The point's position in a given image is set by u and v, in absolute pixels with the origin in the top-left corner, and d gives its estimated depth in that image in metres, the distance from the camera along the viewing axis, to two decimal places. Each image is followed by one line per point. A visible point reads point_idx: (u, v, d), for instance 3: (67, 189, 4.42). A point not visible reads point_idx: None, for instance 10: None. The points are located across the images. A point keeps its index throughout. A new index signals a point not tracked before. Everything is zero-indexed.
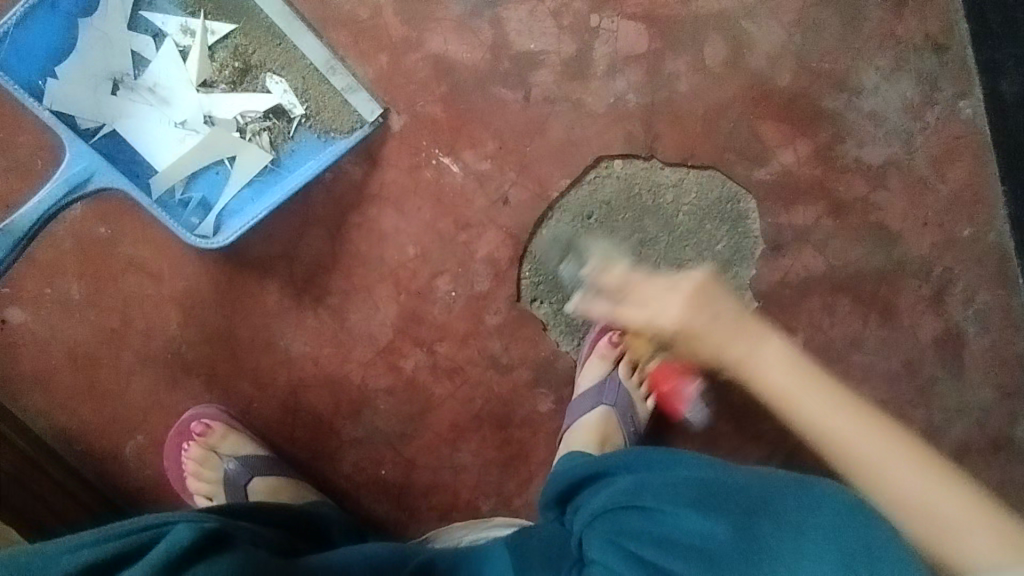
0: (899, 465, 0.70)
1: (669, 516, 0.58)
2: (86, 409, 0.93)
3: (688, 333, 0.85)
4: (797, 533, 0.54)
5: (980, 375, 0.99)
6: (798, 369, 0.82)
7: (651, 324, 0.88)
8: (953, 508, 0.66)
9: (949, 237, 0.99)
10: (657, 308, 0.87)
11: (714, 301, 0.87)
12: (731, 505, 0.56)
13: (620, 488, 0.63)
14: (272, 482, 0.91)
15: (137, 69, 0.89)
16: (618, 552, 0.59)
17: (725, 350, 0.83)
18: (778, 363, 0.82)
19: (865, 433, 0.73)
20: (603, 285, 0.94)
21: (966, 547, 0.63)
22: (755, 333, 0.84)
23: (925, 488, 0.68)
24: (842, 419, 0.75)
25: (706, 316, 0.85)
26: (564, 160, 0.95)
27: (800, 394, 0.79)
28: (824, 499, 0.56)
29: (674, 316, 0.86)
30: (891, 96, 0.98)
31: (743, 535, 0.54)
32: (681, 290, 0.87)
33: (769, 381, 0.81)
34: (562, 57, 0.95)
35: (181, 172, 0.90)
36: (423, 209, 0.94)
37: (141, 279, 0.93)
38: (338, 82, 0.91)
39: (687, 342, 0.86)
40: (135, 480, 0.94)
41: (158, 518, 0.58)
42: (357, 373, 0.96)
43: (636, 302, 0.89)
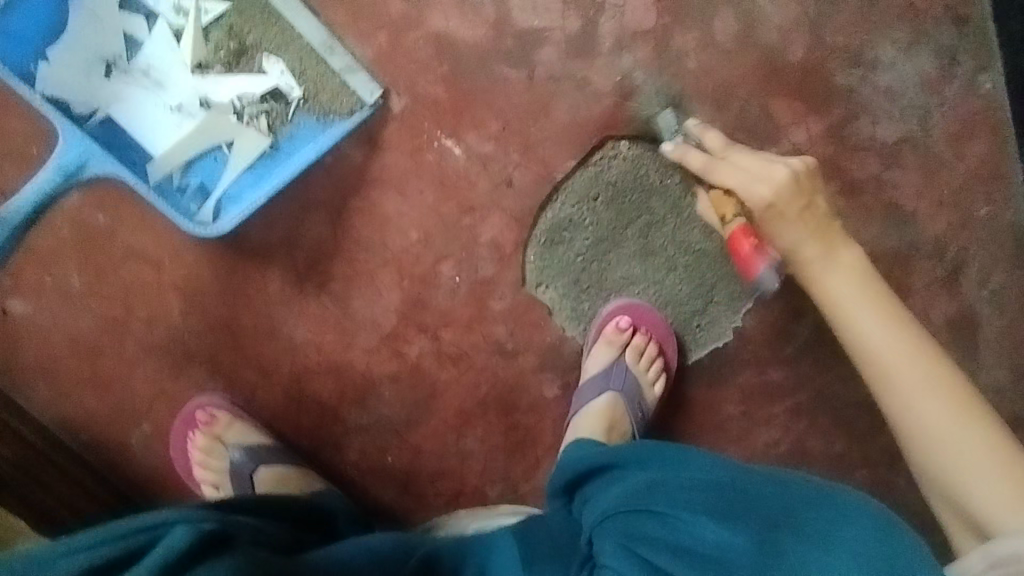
0: (933, 401, 0.72)
1: (686, 524, 0.56)
2: (90, 398, 0.93)
3: (777, 207, 0.79)
4: (820, 546, 0.54)
5: (995, 357, 0.97)
6: (870, 295, 0.78)
7: (741, 188, 0.81)
8: (976, 452, 0.69)
9: (965, 216, 0.96)
10: (743, 178, 0.81)
11: (807, 204, 0.79)
12: (753, 517, 0.56)
13: (634, 488, 0.62)
14: (277, 472, 0.90)
15: (131, 52, 0.87)
16: (632, 559, 0.57)
17: (791, 258, 0.81)
18: (848, 290, 0.79)
19: (913, 363, 0.74)
20: (693, 147, 0.87)
21: (968, 480, 0.69)
22: (835, 242, 0.80)
23: (955, 425, 0.71)
24: (908, 351, 0.75)
25: (798, 202, 0.79)
26: (569, 141, 0.93)
27: (882, 334, 0.76)
28: (848, 514, 0.56)
29: (767, 190, 0.79)
30: (907, 71, 0.95)
31: (766, 547, 0.54)
32: (783, 164, 0.81)
33: (831, 293, 0.79)
34: (567, 33, 0.92)
35: (179, 158, 0.88)
36: (425, 193, 0.92)
37: (141, 267, 0.91)
38: (337, 62, 0.88)
39: (767, 220, 0.80)
40: (141, 469, 0.94)
41: (158, 517, 0.57)
42: (361, 360, 0.95)
43: (730, 168, 0.83)
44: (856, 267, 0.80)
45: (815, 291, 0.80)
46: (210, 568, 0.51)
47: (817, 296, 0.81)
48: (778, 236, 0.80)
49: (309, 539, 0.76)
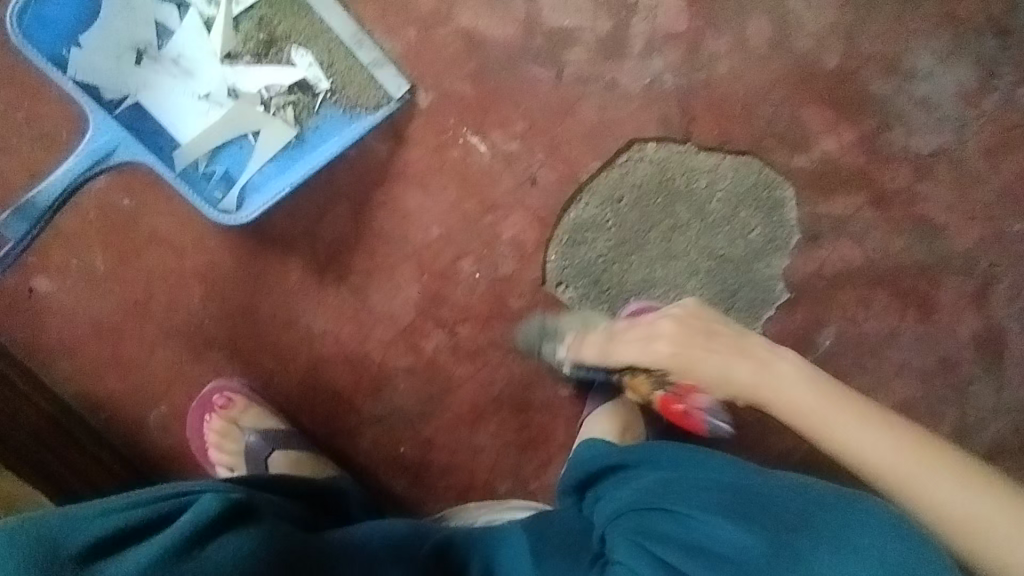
0: (931, 479, 0.59)
1: (699, 522, 0.55)
2: (112, 379, 0.94)
3: (682, 368, 0.78)
4: (836, 549, 0.51)
5: (1019, 377, 0.95)
6: (821, 389, 0.68)
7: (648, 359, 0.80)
8: (964, 504, 0.58)
9: (996, 232, 0.94)
10: (641, 350, 0.81)
11: (705, 337, 0.77)
12: (766, 518, 0.53)
13: (647, 488, 0.61)
14: (292, 456, 0.91)
15: (161, 39, 0.87)
16: (643, 556, 0.56)
17: (729, 391, 0.76)
18: (794, 394, 0.69)
19: (895, 446, 0.61)
20: (587, 335, 0.89)
21: (985, 537, 0.57)
22: (751, 349, 0.75)
23: (948, 491, 0.58)
24: (874, 438, 0.62)
25: (697, 346, 0.77)
26: (595, 142, 0.92)
27: (841, 429, 0.64)
28: (868, 520, 0.51)
29: (665, 347, 0.79)
30: (945, 81, 0.92)
31: (779, 549, 0.51)
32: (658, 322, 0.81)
33: (778, 395, 0.71)
34: (597, 33, 0.91)
35: (205, 145, 0.88)
36: (448, 188, 0.92)
37: (165, 252, 0.92)
38: (364, 56, 0.89)
39: (681, 373, 0.78)
40: (159, 450, 0.95)
41: (188, 486, 0.58)
42: (377, 352, 0.95)
43: (634, 341, 0.82)
44: (797, 368, 0.72)
45: (761, 401, 0.72)
46: (235, 541, 0.52)
47: (767, 407, 0.72)
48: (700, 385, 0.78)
49: (326, 521, 0.76)
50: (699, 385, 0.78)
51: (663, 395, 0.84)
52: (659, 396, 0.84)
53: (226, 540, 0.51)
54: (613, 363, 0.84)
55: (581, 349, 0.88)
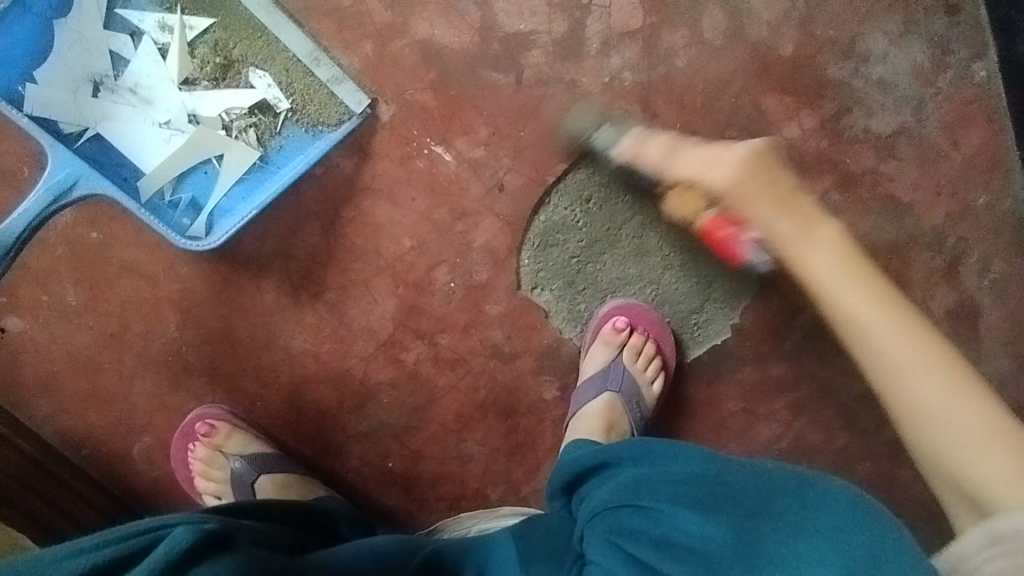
0: (923, 376, 0.59)
1: (667, 516, 0.56)
2: (91, 414, 0.93)
3: (733, 194, 0.72)
4: (796, 532, 0.52)
5: (995, 346, 0.96)
6: (852, 262, 0.67)
7: (705, 175, 0.77)
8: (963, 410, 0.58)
9: (962, 205, 0.95)
10: (704, 166, 0.78)
11: (769, 179, 0.72)
12: (730, 507, 0.54)
13: (620, 485, 0.61)
14: (279, 479, 0.91)
15: (118, 70, 0.87)
16: (616, 554, 0.57)
17: (771, 240, 0.70)
18: (857, 298, 0.65)
19: (886, 318, 0.63)
20: (643, 156, 0.86)
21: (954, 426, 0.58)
22: (807, 214, 0.70)
23: (939, 390, 0.59)
24: (894, 329, 0.62)
25: (761, 179, 0.72)
26: (560, 143, 0.92)
27: (844, 287, 0.66)
28: (826, 504, 0.53)
29: (721, 175, 0.75)
30: (900, 61, 0.94)
31: (743, 537, 0.52)
32: (722, 154, 0.79)
33: (803, 262, 0.68)
34: (553, 37, 0.92)
35: (169, 173, 0.88)
36: (417, 199, 0.92)
37: (137, 282, 0.92)
38: (323, 74, 0.89)
39: (737, 202, 0.72)
40: (146, 481, 0.95)
41: (162, 520, 0.58)
42: (358, 367, 0.95)
43: (699, 158, 0.79)
44: (835, 238, 0.69)
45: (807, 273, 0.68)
46: (213, 567, 0.52)
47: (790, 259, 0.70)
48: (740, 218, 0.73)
49: (313, 541, 0.76)
50: (750, 221, 0.72)
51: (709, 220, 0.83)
52: (705, 219, 0.84)
53: None
54: (669, 173, 0.83)
55: (641, 153, 0.87)
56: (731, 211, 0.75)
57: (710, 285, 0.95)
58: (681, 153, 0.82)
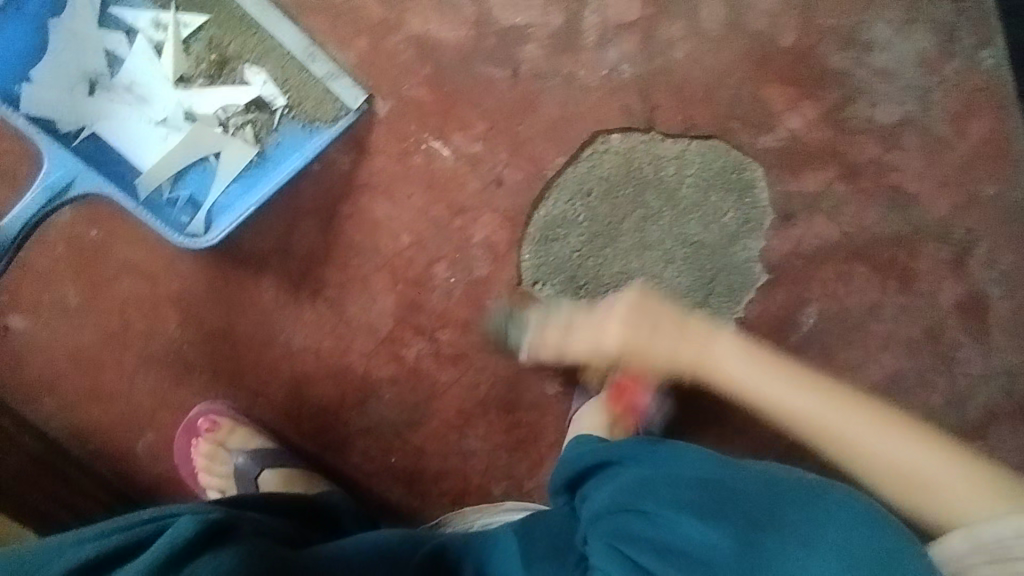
0: (863, 430, 0.64)
1: (670, 521, 0.55)
2: (94, 411, 0.94)
3: (633, 351, 0.81)
4: (802, 543, 0.50)
5: (1005, 340, 0.94)
6: (758, 356, 0.77)
7: (597, 355, 0.84)
8: (898, 450, 0.62)
9: (969, 196, 0.94)
10: (594, 334, 0.84)
11: (653, 320, 0.81)
12: (734, 514, 0.53)
13: (624, 488, 0.61)
14: (283, 473, 0.91)
15: (114, 68, 0.87)
16: (617, 559, 0.56)
17: (682, 362, 0.80)
18: (772, 387, 0.72)
19: (818, 400, 0.69)
20: (544, 338, 0.89)
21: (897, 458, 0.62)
22: (702, 330, 0.80)
23: (879, 438, 0.64)
24: (824, 410, 0.67)
25: (645, 326, 0.81)
26: (559, 137, 0.92)
27: (756, 379, 0.74)
28: (837, 513, 0.51)
29: (614, 335, 0.82)
30: (904, 50, 0.92)
31: (745, 546, 0.51)
32: (617, 306, 0.84)
33: (722, 365, 0.77)
34: (550, 29, 0.91)
35: (167, 171, 0.88)
36: (415, 195, 0.92)
37: (137, 280, 0.92)
38: (318, 70, 0.88)
39: (635, 357, 0.81)
40: (149, 478, 0.95)
41: (165, 510, 0.58)
42: (359, 364, 0.95)
43: (587, 331, 0.85)
44: (737, 343, 0.78)
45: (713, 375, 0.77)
46: (213, 560, 0.51)
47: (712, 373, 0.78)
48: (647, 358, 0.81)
49: (315, 534, 0.76)
50: (650, 369, 0.82)
51: (622, 381, 0.87)
52: (618, 380, 0.88)
53: (202, 564, 0.50)
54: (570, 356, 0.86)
55: (538, 344, 0.90)
56: (628, 368, 0.84)
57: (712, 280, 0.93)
58: (584, 320, 0.85)
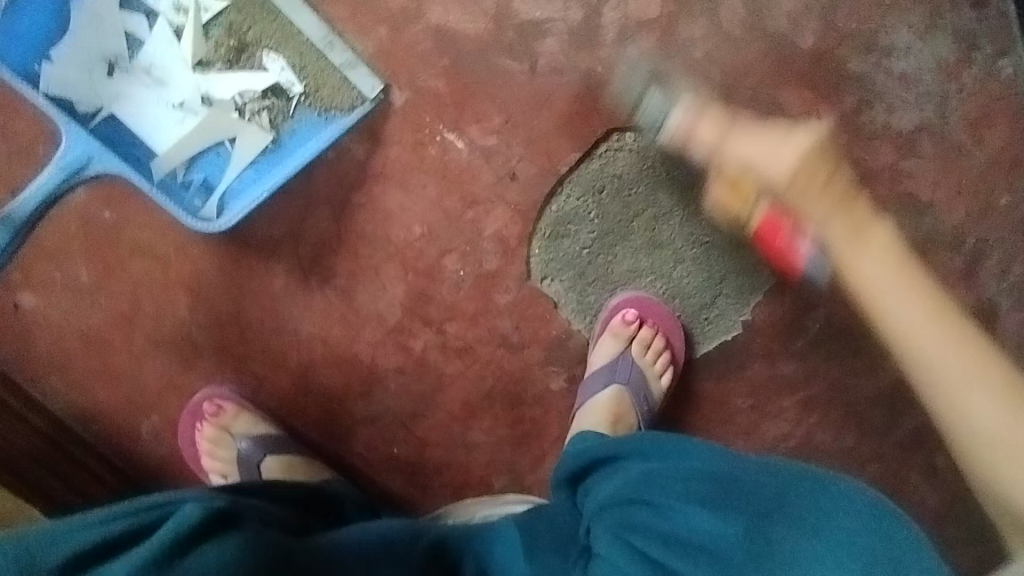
0: (973, 391, 0.73)
1: (679, 514, 0.55)
2: (102, 391, 0.95)
3: (789, 190, 0.78)
4: (811, 534, 0.52)
5: (1012, 350, 0.94)
6: (895, 259, 0.80)
7: (750, 172, 0.83)
8: (996, 410, 0.72)
9: (984, 205, 0.93)
10: (769, 154, 0.82)
11: (823, 176, 0.81)
12: (743, 507, 0.54)
13: (630, 480, 0.60)
14: (285, 459, 0.92)
15: (132, 50, 0.87)
16: (625, 550, 0.56)
17: (828, 249, 0.81)
18: (911, 316, 0.77)
19: (937, 331, 0.76)
20: (691, 138, 0.87)
21: (971, 418, 0.73)
22: (862, 218, 0.81)
23: (990, 410, 0.72)
24: (918, 324, 0.77)
25: (814, 172, 0.81)
26: (573, 133, 0.92)
27: (890, 284, 0.79)
28: (844, 507, 0.53)
29: (785, 166, 0.81)
30: (924, 56, 0.92)
31: (755, 538, 0.53)
32: (787, 142, 0.85)
33: (852, 271, 0.80)
34: (569, 24, 0.90)
35: (183, 155, 0.88)
36: (428, 186, 0.92)
37: (149, 262, 0.93)
38: (336, 58, 0.88)
39: (795, 194, 0.79)
40: (155, 459, 0.96)
41: (172, 495, 0.58)
42: (366, 353, 0.95)
43: (743, 135, 0.85)
44: (883, 245, 0.80)
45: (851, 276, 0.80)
46: (216, 548, 0.52)
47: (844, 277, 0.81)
48: (805, 216, 0.80)
49: (319, 521, 0.77)
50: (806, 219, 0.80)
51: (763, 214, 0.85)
52: (761, 212, 0.85)
53: (205, 551, 0.51)
54: (721, 157, 0.85)
55: (688, 138, 0.87)
56: (784, 206, 0.82)
57: (720, 282, 0.95)
58: (740, 132, 0.85)
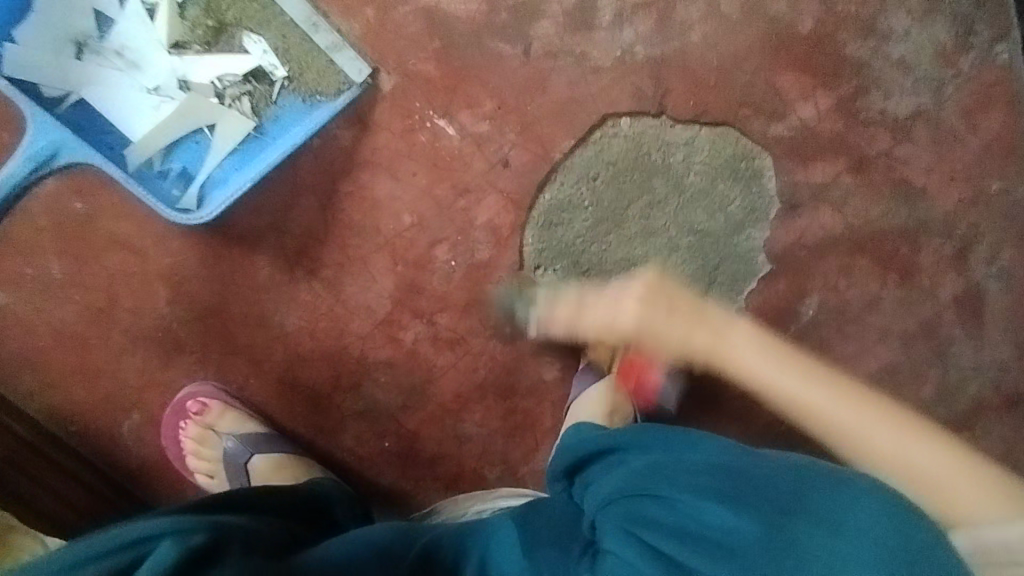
0: (834, 403, 0.66)
1: (689, 507, 0.52)
2: (79, 390, 0.91)
3: (646, 328, 0.79)
4: (834, 532, 0.48)
5: (998, 334, 0.95)
6: (776, 345, 0.75)
7: (613, 332, 0.83)
8: (862, 427, 0.63)
9: (976, 192, 0.93)
10: (608, 311, 0.83)
11: (671, 298, 0.81)
12: (760, 502, 0.50)
13: (635, 473, 0.58)
14: (274, 459, 0.89)
15: (102, 30, 0.83)
16: (632, 543, 0.53)
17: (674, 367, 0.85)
18: (803, 384, 0.68)
19: (828, 388, 0.67)
20: (554, 317, 0.88)
21: (836, 416, 0.65)
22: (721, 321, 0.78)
23: (859, 415, 0.64)
24: (805, 386, 0.68)
25: (660, 307, 0.79)
26: (568, 119, 0.89)
27: (774, 374, 0.71)
28: (873, 504, 0.48)
29: (634, 310, 0.80)
30: (921, 40, 0.91)
31: (774, 536, 0.48)
32: (627, 290, 0.83)
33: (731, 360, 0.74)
34: (564, 6, 0.88)
35: (159, 142, 0.84)
36: (419, 174, 0.89)
37: (125, 255, 0.88)
38: (321, 40, 0.85)
39: (644, 340, 0.80)
40: (136, 459, 0.93)
41: (138, 527, 0.51)
42: (355, 346, 0.93)
43: (594, 306, 0.84)
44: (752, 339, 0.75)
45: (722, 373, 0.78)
46: None
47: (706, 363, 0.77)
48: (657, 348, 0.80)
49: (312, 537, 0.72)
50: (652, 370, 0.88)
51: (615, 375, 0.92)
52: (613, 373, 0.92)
53: None
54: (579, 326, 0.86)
55: (549, 313, 0.89)
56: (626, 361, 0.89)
57: None
58: (589, 303, 0.84)
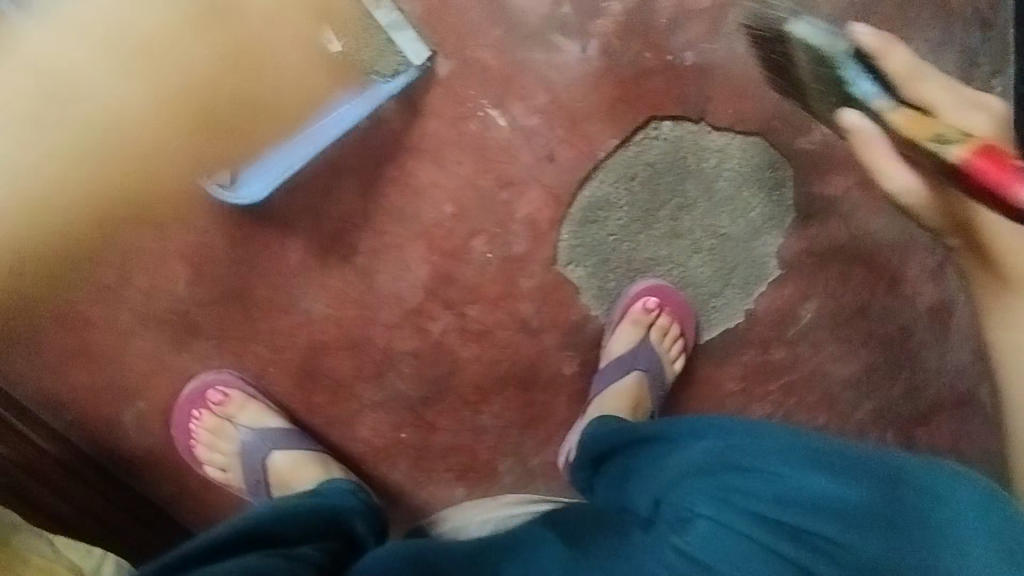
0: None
1: (797, 478, 0.60)
2: (79, 375, 0.84)
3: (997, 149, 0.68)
4: (935, 502, 0.58)
5: (959, 339, 1.02)
6: None
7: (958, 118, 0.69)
8: None
9: None
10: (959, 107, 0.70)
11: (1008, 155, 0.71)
12: (866, 475, 0.60)
13: (714, 454, 0.64)
14: (295, 456, 0.85)
15: None
16: (732, 511, 0.60)
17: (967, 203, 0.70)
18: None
19: None
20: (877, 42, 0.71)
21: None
22: None
23: None
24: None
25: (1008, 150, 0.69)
26: (615, 118, 0.90)
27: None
28: (963, 484, 0.58)
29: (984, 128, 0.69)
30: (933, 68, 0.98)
31: (885, 503, 0.58)
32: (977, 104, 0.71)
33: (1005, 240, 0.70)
34: (625, 7, 0.88)
35: None
36: (464, 163, 0.87)
37: (142, 231, 0.82)
38: (381, 18, 0.82)
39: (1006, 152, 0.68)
40: (137, 449, 0.86)
41: None
42: (382, 336, 0.90)
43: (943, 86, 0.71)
44: None
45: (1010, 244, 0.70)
46: None
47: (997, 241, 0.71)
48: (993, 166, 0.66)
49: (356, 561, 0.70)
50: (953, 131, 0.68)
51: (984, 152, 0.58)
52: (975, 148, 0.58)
53: None
54: (909, 85, 0.71)
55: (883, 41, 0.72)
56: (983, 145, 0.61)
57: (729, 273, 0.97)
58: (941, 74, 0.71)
